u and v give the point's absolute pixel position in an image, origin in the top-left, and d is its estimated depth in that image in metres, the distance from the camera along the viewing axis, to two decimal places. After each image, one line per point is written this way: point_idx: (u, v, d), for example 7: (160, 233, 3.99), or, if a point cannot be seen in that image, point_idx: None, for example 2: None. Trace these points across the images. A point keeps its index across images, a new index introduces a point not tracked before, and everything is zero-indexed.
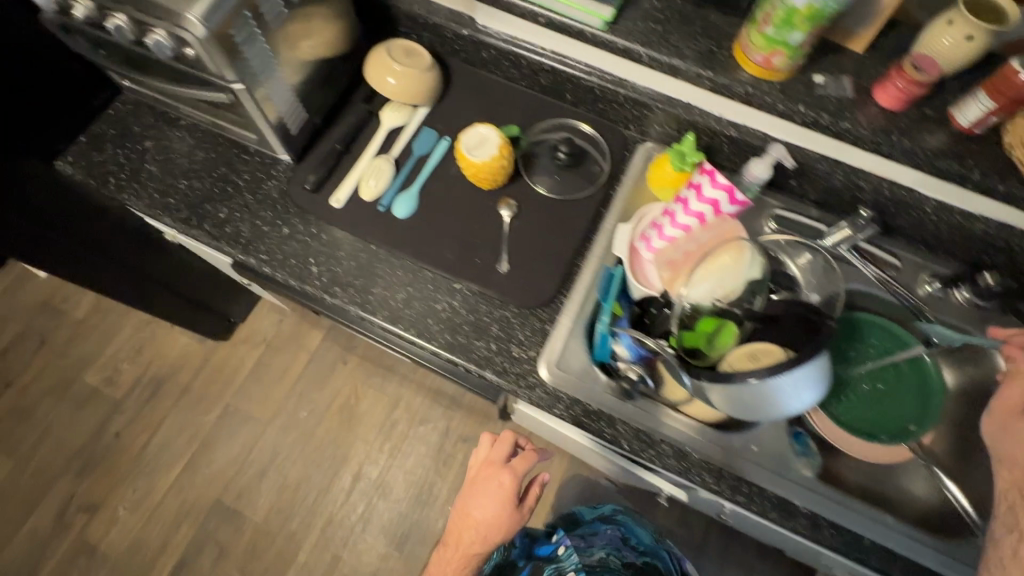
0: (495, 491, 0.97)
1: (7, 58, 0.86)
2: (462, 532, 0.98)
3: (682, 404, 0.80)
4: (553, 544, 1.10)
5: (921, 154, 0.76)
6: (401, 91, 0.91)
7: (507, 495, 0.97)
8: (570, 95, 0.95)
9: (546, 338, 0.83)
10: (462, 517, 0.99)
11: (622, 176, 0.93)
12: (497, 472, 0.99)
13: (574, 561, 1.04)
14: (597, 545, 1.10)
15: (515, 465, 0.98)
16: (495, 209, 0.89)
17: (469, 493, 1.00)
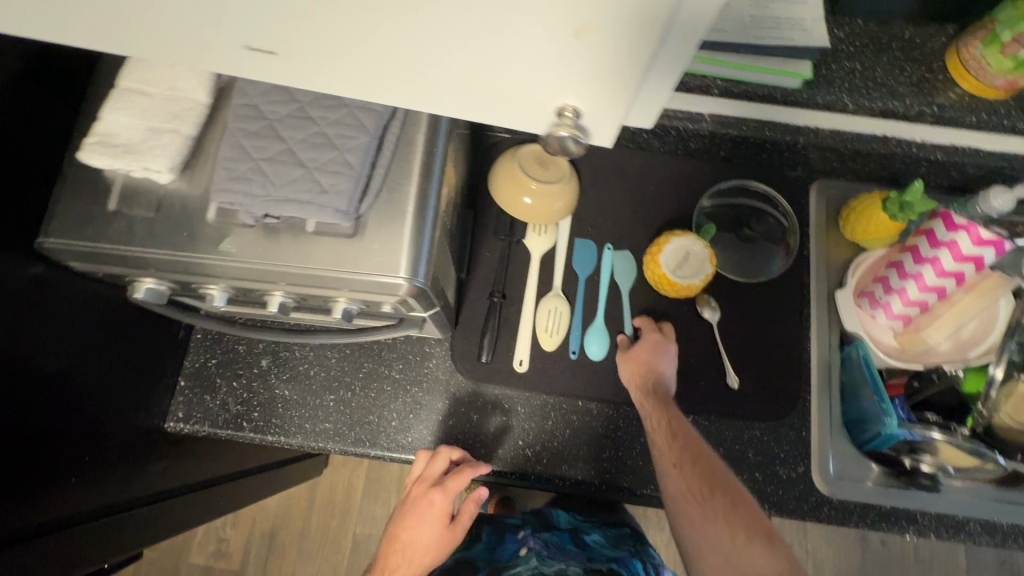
0: (425, 516, 0.74)
1: (70, 367, 0.57)
2: (396, 556, 0.77)
3: (963, 467, 0.72)
4: (517, 545, 0.84)
5: None
6: (541, 211, 0.75)
7: (441, 513, 0.74)
8: (725, 151, 0.81)
9: (807, 445, 0.74)
10: (397, 540, 0.77)
11: (807, 229, 0.82)
12: (431, 497, 0.72)
13: (532, 570, 0.76)
14: (559, 556, 0.80)
15: (446, 490, 0.70)
16: (697, 314, 0.77)
17: (401, 517, 0.76)
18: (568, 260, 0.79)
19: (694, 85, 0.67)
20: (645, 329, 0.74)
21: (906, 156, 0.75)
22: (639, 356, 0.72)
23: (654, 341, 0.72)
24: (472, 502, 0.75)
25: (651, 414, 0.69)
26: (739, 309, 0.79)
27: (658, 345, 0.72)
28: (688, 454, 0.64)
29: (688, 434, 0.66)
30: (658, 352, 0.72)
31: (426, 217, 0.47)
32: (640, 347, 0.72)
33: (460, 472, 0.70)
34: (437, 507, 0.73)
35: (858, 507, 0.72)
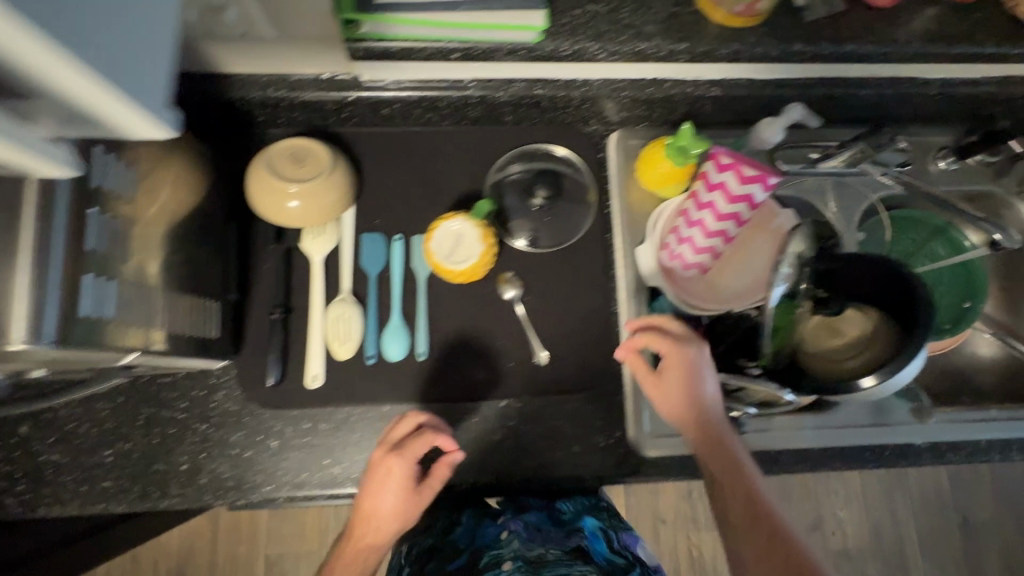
0: (387, 529, 0.63)
1: None
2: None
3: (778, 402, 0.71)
4: (497, 528, 0.74)
5: (930, 48, 0.65)
6: (306, 216, 0.69)
7: (412, 508, 0.63)
8: (509, 115, 0.76)
9: (624, 410, 0.73)
10: (332, 573, 0.63)
11: (607, 185, 0.78)
12: (372, 506, 0.62)
13: (513, 552, 0.69)
14: (539, 536, 0.72)
15: (406, 453, 0.62)
16: (498, 292, 0.73)
17: (343, 549, 0.64)
18: (356, 258, 0.73)
19: (426, 52, 0.61)
20: (670, 359, 0.65)
21: (684, 97, 0.72)
22: (671, 386, 0.64)
23: (683, 362, 0.64)
24: (443, 467, 0.63)
25: (698, 436, 0.63)
26: (544, 282, 0.75)
27: (688, 371, 0.64)
28: (772, 552, 0.55)
29: (736, 467, 0.60)
30: (687, 384, 0.64)
31: (45, 265, 0.40)
32: (667, 378, 0.64)
33: (422, 444, 0.62)
34: (417, 494, 0.63)
35: (676, 461, 0.72)
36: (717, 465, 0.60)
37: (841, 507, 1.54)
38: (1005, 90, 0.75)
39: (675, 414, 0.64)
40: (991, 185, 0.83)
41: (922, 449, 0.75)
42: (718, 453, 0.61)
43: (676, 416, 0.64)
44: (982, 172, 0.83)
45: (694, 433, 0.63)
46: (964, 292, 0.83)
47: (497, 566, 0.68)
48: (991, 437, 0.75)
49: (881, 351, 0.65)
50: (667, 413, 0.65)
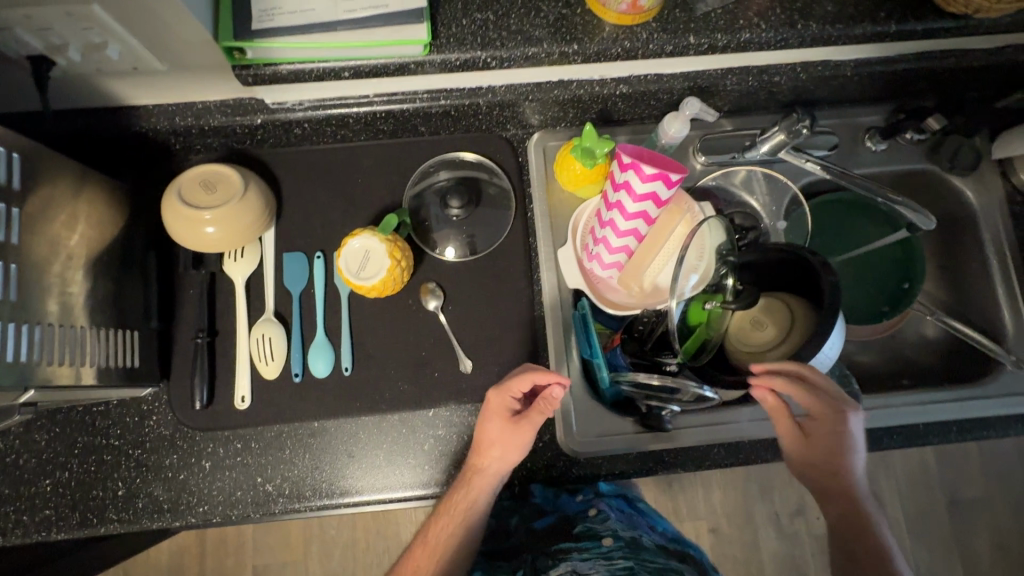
0: (495, 460, 0.66)
1: None
2: (442, 531, 0.67)
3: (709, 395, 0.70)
4: (585, 503, 0.81)
5: (828, 31, 0.64)
6: (223, 241, 0.69)
7: (517, 440, 0.65)
8: (424, 126, 0.76)
9: (552, 412, 0.73)
10: (454, 500, 0.67)
11: (528, 189, 0.78)
12: (494, 436, 0.65)
13: (609, 531, 0.77)
14: (625, 522, 0.80)
15: (507, 385, 0.66)
16: (420, 304, 0.74)
17: (456, 485, 0.67)
18: (279, 278, 0.74)
19: (317, 73, 0.61)
20: (820, 416, 0.66)
21: (592, 96, 0.72)
22: (818, 444, 0.67)
23: (835, 430, 0.66)
24: (543, 403, 0.65)
25: (824, 482, 0.68)
26: (467, 289, 0.75)
27: (842, 448, 0.66)
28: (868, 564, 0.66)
29: (839, 482, 0.67)
30: (836, 440, 0.66)
31: None
32: (821, 444, 0.67)
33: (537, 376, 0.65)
34: (516, 427, 0.65)
35: (605, 460, 0.72)
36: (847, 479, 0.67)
37: None
38: (924, 65, 0.73)
39: (830, 433, 0.67)
40: (924, 162, 0.81)
41: None
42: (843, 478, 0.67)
43: (810, 459, 0.67)
44: (913, 149, 0.81)
45: (812, 460, 0.67)
46: (898, 274, 0.82)
47: (596, 539, 0.76)
48: (925, 418, 0.74)
49: (794, 339, 0.68)
50: (796, 447, 0.67)
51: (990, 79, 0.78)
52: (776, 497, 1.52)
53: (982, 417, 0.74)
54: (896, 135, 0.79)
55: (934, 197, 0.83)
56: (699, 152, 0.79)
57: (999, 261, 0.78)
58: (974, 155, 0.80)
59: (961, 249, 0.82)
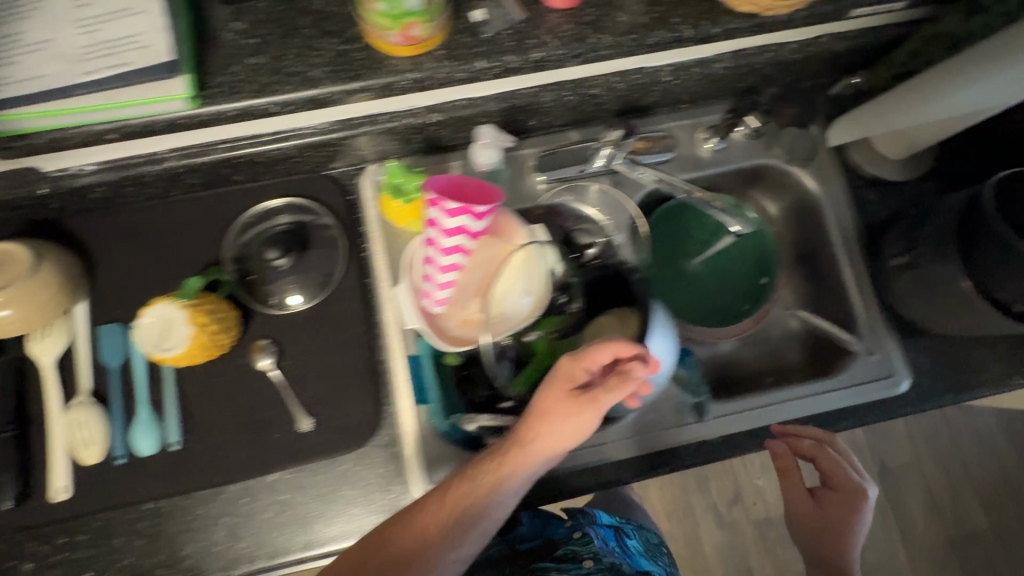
0: (507, 454, 0.57)
1: None
2: (415, 536, 0.56)
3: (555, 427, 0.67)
4: (568, 529, 0.84)
5: (624, 41, 0.62)
6: (26, 321, 0.64)
7: (585, 410, 0.57)
8: (239, 174, 0.72)
9: (401, 459, 0.70)
10: (507, 459, 0.57)
11: (361, 227, 0.75)
12: (582, 391, 0.57)
13: (591, 554, 0.80)
14: (605, 549, 0.83)
15: (595, 350, 0.58)
16: (251, 363, 0.69)
17: (474, 461, 0.59)
18: (96, 352, 0.69)
19: (80, 138, 0.57)
20: (841, 487, 0.71)
21: (405, 128, 0.69)
22: (826, 505, 0.72)
23: (846, 502, 0.71)
24: (621, 379, 0.56)
25: (822, 542, 0.72)
26: (302, 341, 0.71)
27: (846, 514, 0.71)
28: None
29: (837, 553, 0.71)
30: (841, 508, 0.71)
31: None
32: (831, 510, 0.71)
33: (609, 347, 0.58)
34: (579, 402, 0.57)
35: None
36: (831, 549, 0.71)
37: (760, 476, 1.53)
38: (743, 62, 0.72)
39: (828, 496, 0.72)
40: (766, 156, 0.81)
41: (716, 444, 0.73)
42: (830, 524, 0.71)
43: (807, 510, 0.73)
44: (754, 145, 0.80)
45: (819, 531, 0.72)
46: (758, 268, 0.82)
47: (577, 561, 0.78)
48: (783, 418, 0.73)
49: (627, 340, 0.64)
50: (794, 492, 0.74)
51: (815, 68, 0.77)
52: (712, 488, 1.52)
53: (837, 408, 0.74)
54: (731, 132, 0.78)
55: (782, 188, 0.83)
56: (538, 172, 0.77)
57: (843, 248, 0.78)
58: (809, 144, 0.80)
59: (811, 238, 0.82)
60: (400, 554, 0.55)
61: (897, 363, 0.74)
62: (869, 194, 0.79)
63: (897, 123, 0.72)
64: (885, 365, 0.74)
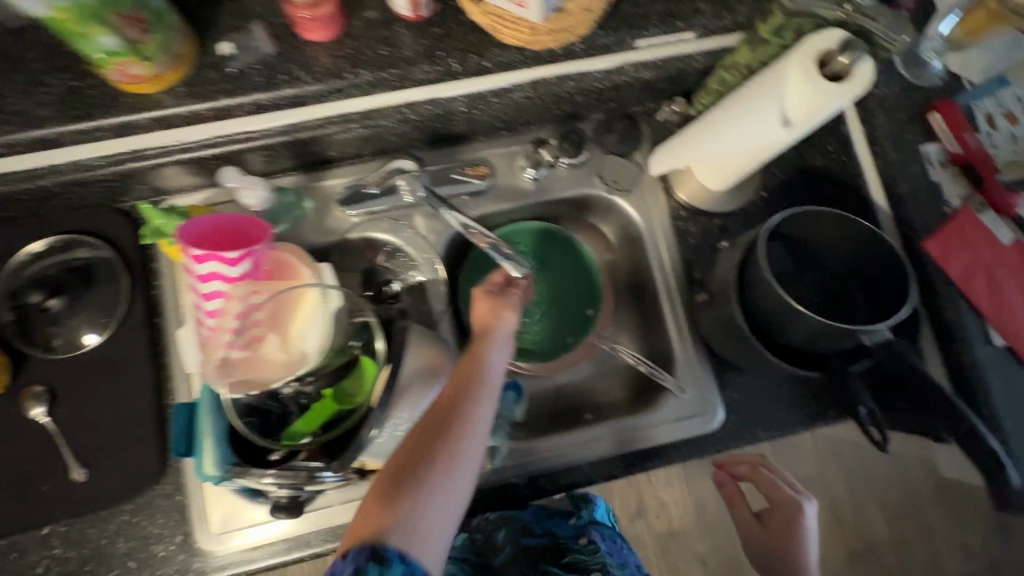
0: (449, 394, 0.56)
1: None
2: (382, 494, 0.48)
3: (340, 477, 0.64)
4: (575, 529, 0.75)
5: (387, 75, 0.59)
6: None
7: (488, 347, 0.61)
8: (12, 211, 0.68)
9: (186, 508, 0.67)
10: (457, 386, 0.56)
11: (154, 264, 0.72)
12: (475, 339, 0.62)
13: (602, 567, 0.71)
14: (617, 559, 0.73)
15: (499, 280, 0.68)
16: (23, 412, 0.66)
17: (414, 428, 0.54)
18: None
19: None
20: (778, 503, 0.74)
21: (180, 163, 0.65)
22: (775, 526, 0.73)
23: (788, 517, 0.73)
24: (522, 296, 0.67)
25: (771, 562, 0.73)
26: (81, 386, 0.68)
27: (795, 524, 0.72)
28: None
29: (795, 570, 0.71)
30: (791, 522, 0.72)
31: None
32: (776, 526, 0.73)
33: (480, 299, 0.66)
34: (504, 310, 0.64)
35: (245, 552, 0.67)
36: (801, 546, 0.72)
37: (664, 489, 1.46)
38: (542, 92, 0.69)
39: (789, 503, 0.73)
40: (589, 185, 0.78)
41: (519, 486, 0.71)
42: (773, 554, 0.73)
43: (755, 524, 0.75)
44: (577, 173, 0.78)
45: (768, 549, 0.73)
46: (583, 300, 0.81)
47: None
48: (587, 458, 0.71)
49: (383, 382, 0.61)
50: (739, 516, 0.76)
51: (632, 95, 0.75)
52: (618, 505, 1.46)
53: (643, 448, 0.72)
54: (547, 162, 0.75)
55: (612, 216, 0.81)
56: (343, 207, 0.73)
57: (663, 281, 0.76)
58: (632, 173, 0.77)
59: (640, 269, 0.80)
60: (381, 505, 0.47)
61: (708, 400, 0.72)
62: (693, 224, 0.77)
63: (701, 157, 0.67)
64: (697, 402, 0.72)
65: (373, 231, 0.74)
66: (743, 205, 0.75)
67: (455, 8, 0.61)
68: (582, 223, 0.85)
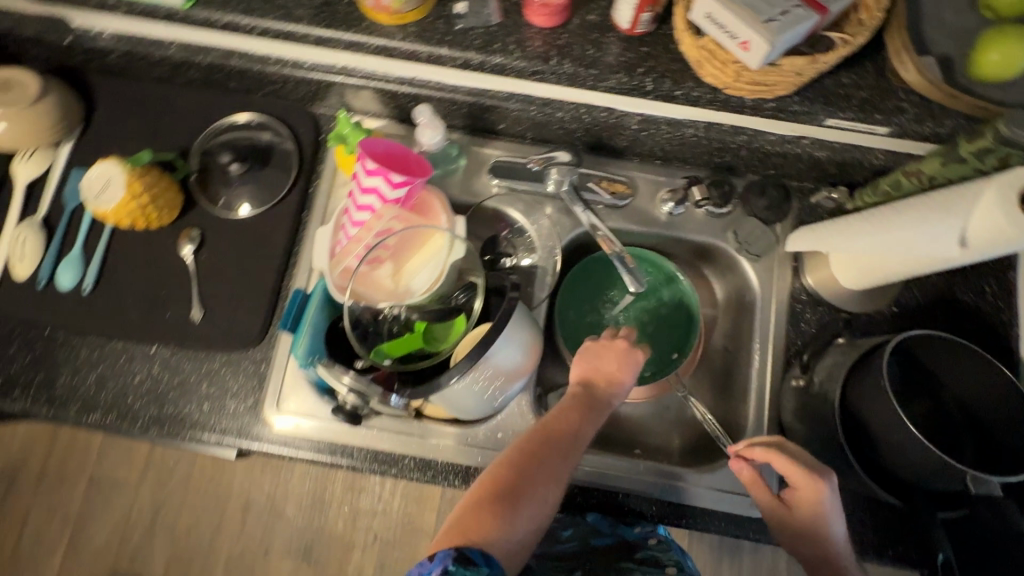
0: (558, 433, 0.65)
1: None
2: (491, 508, 0.59)
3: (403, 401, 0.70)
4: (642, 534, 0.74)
5: (589, 73, 0.64)
6: (24, 138, 0.74)
7: (598, 404, 0.69)
8: (232, 83, 0.79)
9: (265, 380, 0.74)
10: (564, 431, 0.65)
11: (319, 166, 0.81)
12: (588, 388, 0.70)
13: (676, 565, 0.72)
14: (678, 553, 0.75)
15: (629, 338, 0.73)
16: (176, 247, 0.77)
17: (521, 452, 0.63)
18: (62, 189, 0.79)
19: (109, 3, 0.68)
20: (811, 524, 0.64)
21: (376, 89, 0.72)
22: (797, 508, 0.61)
23: (814, 497, 0.60)
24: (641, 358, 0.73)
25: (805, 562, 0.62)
26: (225, 244, 0.78)
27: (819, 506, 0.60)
28: None
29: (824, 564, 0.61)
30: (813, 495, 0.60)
31: None
32: (799, 507, 0.61)
33: (606, 347, 0.72)
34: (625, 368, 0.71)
35: (299, 439, 0.73)
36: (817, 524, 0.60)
37: None
38: None
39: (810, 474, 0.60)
40: (720, 237, 0.79)
41: None
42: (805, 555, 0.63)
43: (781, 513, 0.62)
44: (712, 223, 0.79)
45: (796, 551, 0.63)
46: (671, 342, 0.81)
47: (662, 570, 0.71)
48: (624, 489, 0.71)
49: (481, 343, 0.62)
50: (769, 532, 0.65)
51: (795, 167, 0.75)
52: None
53: (686, 504, 0.71)
54: (689, 201, 0.77)
55: (729, 273, 0.81)
56: (491, 175, 0.78)
57: (759, 354, 0.75)
58: (767, 241, 0.77)
59: (739, 334, 0.80)
60: (487, 518, 0.58)
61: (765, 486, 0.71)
62: (810, 311, 0.75)
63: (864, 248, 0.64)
64: None
65: (508, 205, 0.79)
66: (866, 310, 0.73)
67: (668, 36, 0.64)
68: (695, 270, 0.86)
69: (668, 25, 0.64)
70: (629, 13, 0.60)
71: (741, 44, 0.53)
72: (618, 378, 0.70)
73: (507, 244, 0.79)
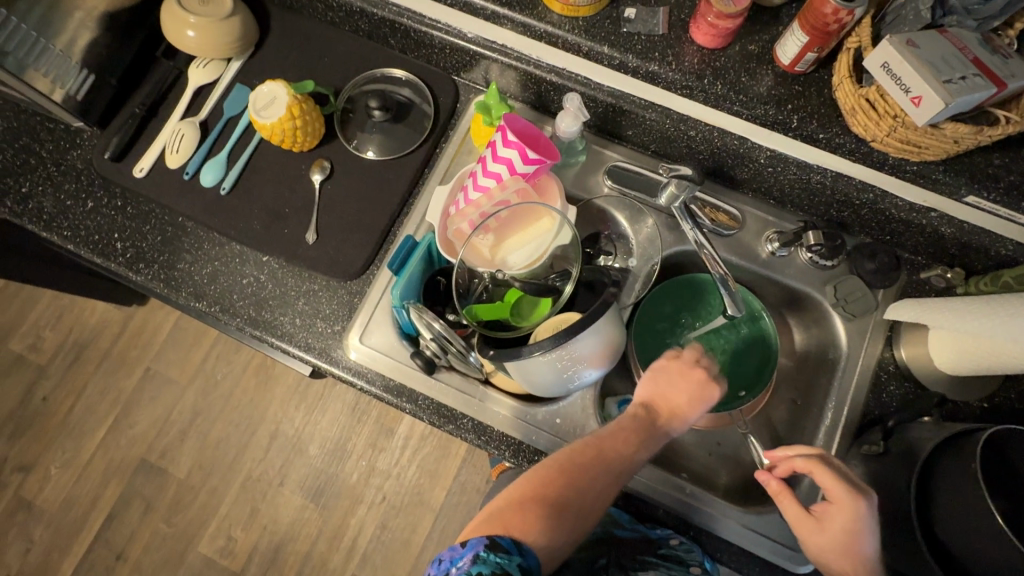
0: (608, 447, 0.65)
1: None
2: (533, 506, 0.60)
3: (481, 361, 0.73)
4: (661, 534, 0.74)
5: (737, 98, 0.66)
6: (203, 47, 0.82)
7: (657, 428, 0.69)
8: (393, 40, 0.86)
9: (355, 311, 0.79)
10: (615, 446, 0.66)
11: (449, 131, 0.86)
12: (651, 410, 0.70)
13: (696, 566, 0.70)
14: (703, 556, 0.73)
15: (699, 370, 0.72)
16: (309, 173, 0.83)
17: (571, 458, 0.65)
18: (224, 99, 0.87)
19: None
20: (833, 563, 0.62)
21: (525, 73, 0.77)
22: (834, 529, 0.60)
23: (855, 513, 0.60)
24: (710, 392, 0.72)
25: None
26: (351, 180, 0.84)
27: (855, 526, 0.60)
28: None
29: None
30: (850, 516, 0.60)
31: None
32: (837, 529, 0.60)
33: (673, 373, 0.72)
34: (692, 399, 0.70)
35: (372, 373, 0.78)
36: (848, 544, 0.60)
37: None
38: (842, 187, 0.71)
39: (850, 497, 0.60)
40: (817, 289, 0.78)
41: None
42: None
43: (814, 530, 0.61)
44: (814, 273, 0.78)
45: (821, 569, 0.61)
46: (741, 380, 0.81)
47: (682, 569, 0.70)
48: (663, 506, 0.72)
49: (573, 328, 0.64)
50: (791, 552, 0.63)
51: (913, 238, 0.74)
52: None
53: (723, 538, 0.71)
54: (795, 246, 0.77)
55: (817, 326, 0.81)
56: (606, 176, 0.81)
57: (832, 412, 0.73)
58: (867, 304, 0.76)
59: (812, 388, 0.79)
60: (527, 514, 0.60)
61: None
62: (894, 383, 0.74)
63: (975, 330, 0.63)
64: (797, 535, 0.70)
65: (616, 207, 0.82)
66: (955, 397, 0.71)
67: (823, 80, 0.66)
68: (779, 316, 0.86)
69: (825, 71, 0.65)
70: (794, 48, 0.62)
71: (911, 98, 0.53)
72: (681, 408, 0.70)
73: (606, 244, 0.81)
